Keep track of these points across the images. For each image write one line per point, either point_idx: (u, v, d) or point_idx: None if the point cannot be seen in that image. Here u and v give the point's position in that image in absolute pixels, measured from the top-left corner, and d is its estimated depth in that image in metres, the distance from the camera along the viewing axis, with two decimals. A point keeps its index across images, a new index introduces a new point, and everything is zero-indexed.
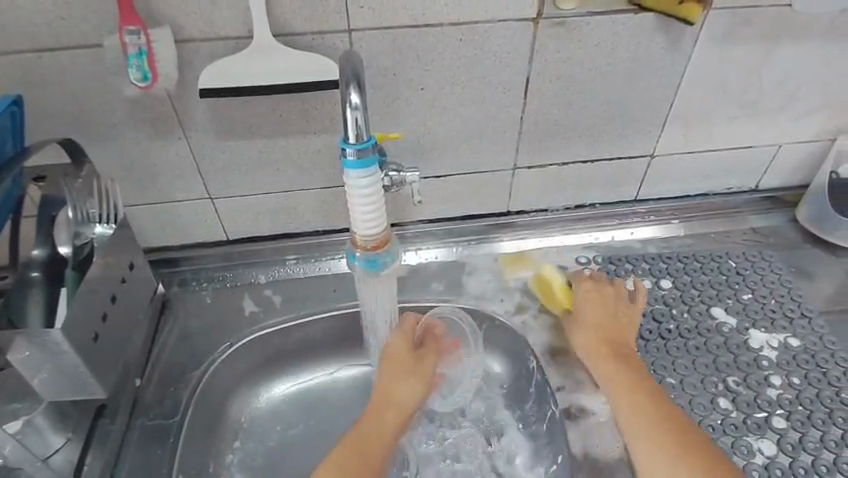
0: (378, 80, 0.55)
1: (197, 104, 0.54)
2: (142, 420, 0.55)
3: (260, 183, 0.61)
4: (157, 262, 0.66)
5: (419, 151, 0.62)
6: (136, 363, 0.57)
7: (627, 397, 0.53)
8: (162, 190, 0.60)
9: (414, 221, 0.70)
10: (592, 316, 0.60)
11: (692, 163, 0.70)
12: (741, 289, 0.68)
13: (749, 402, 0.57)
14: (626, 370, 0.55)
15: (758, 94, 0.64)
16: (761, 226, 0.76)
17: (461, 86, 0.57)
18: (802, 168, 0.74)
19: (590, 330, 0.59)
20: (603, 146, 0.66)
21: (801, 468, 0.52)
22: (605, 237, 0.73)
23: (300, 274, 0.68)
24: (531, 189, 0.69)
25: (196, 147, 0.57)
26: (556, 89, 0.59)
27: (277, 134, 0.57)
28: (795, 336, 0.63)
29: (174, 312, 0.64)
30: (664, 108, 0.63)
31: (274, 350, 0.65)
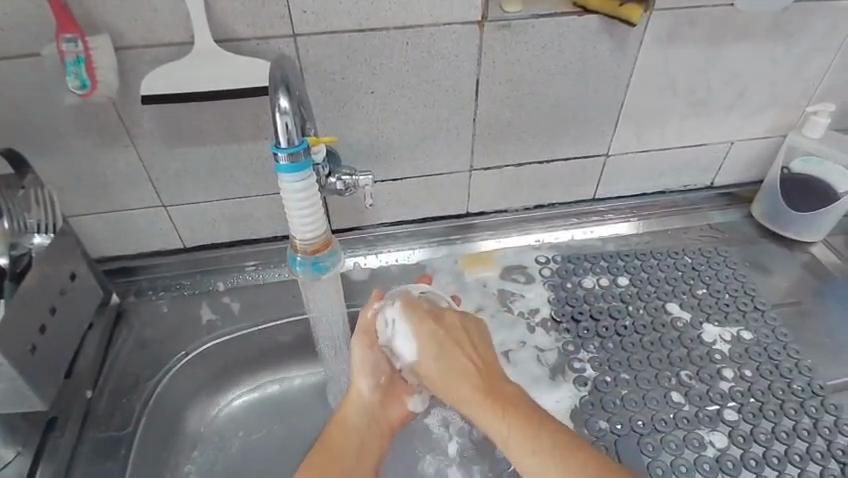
0: (327, 85, 0.55)
1: (144, 111, 0.53)
2: (93, 432, 0.54)
3: (213, 190, 0.60)
4: (114, 271, 0.65)
5: (374, 156, 0.62)
6: (87, 374, 0.56)
7: (517, 437, 0.45)
8: (113, 198, 0.59)
9: (374, 224, 0.69)
10: (449, 370, 0.50)
11: (647, 162, 0.71)
12: (697, 284, 0.69)
13: (702, 396, 0.58)
14: (504, 416, 0.46)
15: (707, 93, 0.66)
16: (718, 223, 0.78)
17: (413, 89, 0.58)
18: (756, 165, 0.75)
19: (457, 383, 0.50)
20: (557, 147, 0.67)
21: (751, 460, 0.53)
22: (564, 237, 0.74)
23: (259, 280, 0.68)
24: (490, 190, 0.69)
25: (145, 155, 0.56)
26: (506, 91, 0.60)
27: (228, 140, 0.57)
28: (748, 329, 0.64)
29: (128, 321, 0.64)
30: (615, 108, 0.64)
31: (234, 359, 0.64)
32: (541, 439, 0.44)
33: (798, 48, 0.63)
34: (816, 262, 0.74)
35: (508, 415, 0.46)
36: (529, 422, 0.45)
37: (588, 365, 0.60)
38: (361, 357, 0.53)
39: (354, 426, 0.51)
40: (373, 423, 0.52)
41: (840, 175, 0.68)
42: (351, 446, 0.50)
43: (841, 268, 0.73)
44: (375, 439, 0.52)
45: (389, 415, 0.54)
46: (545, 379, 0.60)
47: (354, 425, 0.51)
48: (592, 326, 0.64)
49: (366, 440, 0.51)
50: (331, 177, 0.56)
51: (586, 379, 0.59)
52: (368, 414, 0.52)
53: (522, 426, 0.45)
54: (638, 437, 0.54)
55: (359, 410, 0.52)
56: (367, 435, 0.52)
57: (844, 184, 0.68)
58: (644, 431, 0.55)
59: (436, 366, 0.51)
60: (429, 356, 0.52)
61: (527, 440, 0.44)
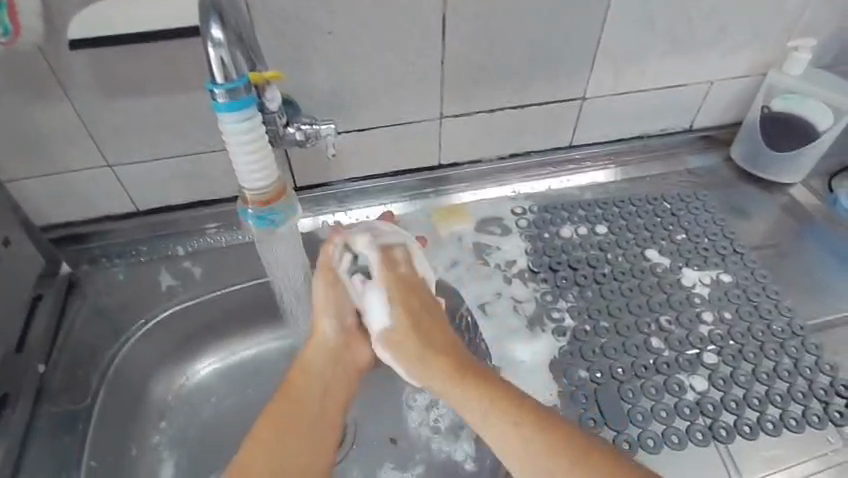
0: (278, 25, 0.51)
1: (74, 58, 0.48)
2: (48, 407, 0.51)
3: (163, 147, 0.56)
4: (61, 239, 0.60)
5: (336, 105, 0.58)
6: (36, 347, 0.53)
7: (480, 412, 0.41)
8: (51, 159, 0.54)
9: (341, 179, 0.66)
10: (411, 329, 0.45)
11: (625, 105, 0.68)
12: (675, 230, 0.67)
13: (681, 340, 0.57)
14: (474, 395, 0.41)
15: (688, 28, 0.62)
16: (696, 167, 0.76)
17: (374, 28, 0.53)
18: (736, 105, 0.73)
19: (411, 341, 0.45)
20: (532, 91, 0.63)
21: (732, 402, 0.53)
22: (541, 187, 0.72)
23: (222, 243, 0.64)
24: (462, 139, 0.66)
25: (83, 109, 0.51)
26: (475, 29, 0.56)
27: (173, 90, 0.52)
28: (727, 272, 0.63)
29: (82, 291, 0.60)
30: (592, 47, 0.61)
31: (198, 326, 0.61)
32: (520, 418, 0.40)
33: None
34: (794, 204, 0.73)
35: (481, 389, 0.41)
36: (485, 382, 0.42)
37: (566, 314, 0.59)
38: (323, 298, 0.48)
39: (317, 372, 0.47)
40: (341, 366, 0.48)
41: (822, 113, 0.67)
42: (316, 384, 0.46)
43: (819, 209, 0.73)
44: (344, 380, 0.48)
45: (355, 360, 0.49)
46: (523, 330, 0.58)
47: (318, 367, 0.47)
48: (570, 276, 0.62)
49: (332, 381, 0.47)
50: (289, 126, 0.52)
51: (564, 329, 0.58)
52: (333, 358, 0.48)
53: (477, 390, 0.41)
54: (618, 385, 0.53)
55: (323, 352, 0.48)
56: (334, 376, 0.48)
57: (825, 122, 0.67)
58: (624, 378, 0.54)
59: (407, 327, 0.45)
60: (403, 319, 0.45)
61: (504, 422, 0.40)
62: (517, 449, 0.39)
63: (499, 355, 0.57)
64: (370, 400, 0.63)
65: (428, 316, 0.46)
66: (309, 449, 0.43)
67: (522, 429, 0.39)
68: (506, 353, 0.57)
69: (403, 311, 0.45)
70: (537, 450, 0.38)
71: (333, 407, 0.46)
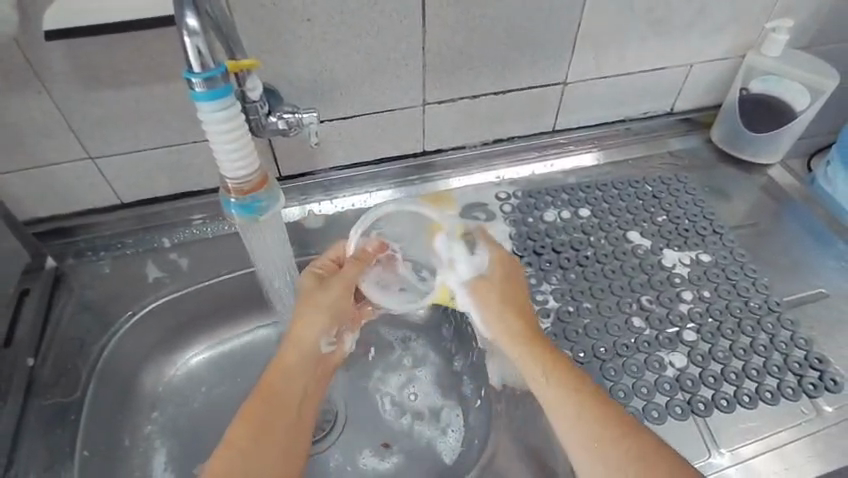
0: (258, 14, 0.50)
1: (51, 50, 0.47)
2: (38, 400, 0.51)
3: (145, 138, 0.56)
4: (46, 233, 0.60)
5: (318, 93, 0.58)
6: (23, 342, 0.53)
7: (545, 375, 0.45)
8: (32, 153, 0.54)
9: (326, 168, 0.66)
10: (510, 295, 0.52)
11: (606, 89, 0.69)
12: (657, 212, 0.68)
13: (661, 319, 0.58)
14: (535, 357, 0.47)
15: (667, 11, 0.63)
16: (677, 150, 0.77)
17: (354, 15, 0.53)
18: (716, 87, 0.74)
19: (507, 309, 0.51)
20: (513, 76, 0.63)
21: (710, 377, 0.54)
22: (525, 172, 0.72)
23: (209, 234, 0.64)
24: (446, 125, 0.66)
25: (61, 102, 0.51)
26: (455, 15, 0.56)
27: (154, 81, 0.52)
28: (707, 252, 0.64)
29: (68, 285, 0.60)
30: (572, 31, 0.61)
31: (186, 316, 0.62)
32: (565, 377, 0.44)
33: None
34: (773, 184, 0.75)
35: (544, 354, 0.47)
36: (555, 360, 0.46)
37: (551, 296, 0.60)
38: (351, 277, 0.52)
39: (295, 371, 0.46)
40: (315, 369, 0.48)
41: (798, 93, 0.68)
42: (290, 387, 0.45)
43: (798, 189, 0.74)
44: (318, 383, 0.48)
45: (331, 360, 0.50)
46: None
47: (297, 367, 0.46)
48: (554, 259, 0.63)
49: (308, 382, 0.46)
50: (271, 115, 0.52)
51: (548, 311, 0.59)
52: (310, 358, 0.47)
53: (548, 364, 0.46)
54: (600, 364, 0.55)
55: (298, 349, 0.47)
56: (311, 379, 0.47)
57: (803, 102, 0.68)
58: (606, 357, 0.55)
59: (499, 284, 0.52)
60: (499, 276, 0.53)
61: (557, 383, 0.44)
62: (562, 403, 0.43)
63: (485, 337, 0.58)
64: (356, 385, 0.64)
65: (519, 282, 0.53)
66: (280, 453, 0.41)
67: (564, 387, 0.44)
68: None
69: (499, 270, 0.53)
70: (570, 404, 0.43)
71: (308, 409, 0.45)
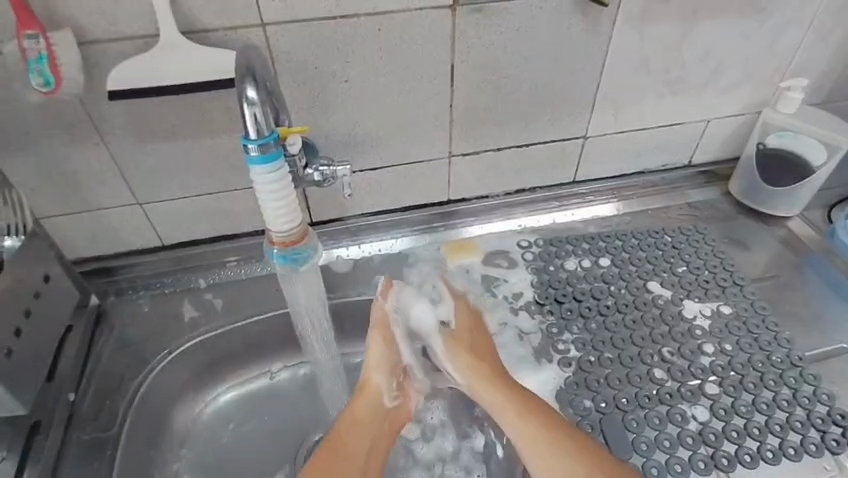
0: (300, 76, 0.55)
1: (112, 106, 0.52)
2: (77, 434, 0.54)
3: (190, 186, 0.60)
4: (91, 272, 0.64)
5: (351, 146, 0.62)
6: (69, 376, 0.56)
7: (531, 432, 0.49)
8: (86, 198, 0.58)
9: (355, 214, 0.69)
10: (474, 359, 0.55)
11: (625, 142, 0.72)
12: (677, 262, 0.70)
13: (683, 371, 0.58)
14: (508, 408, 0.51)
15: (682, 71, 0.66)
16: (696, 201, 0.79)
17: (387, 76, 0.57)
18: (732, 142, 0.76)
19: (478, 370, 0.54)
20: (536, 130, 0.67)
21: (733, 432, 0.54)
22: (546, 220, 0.75)
23: (242, 276, 0.67)
24: (470, 176, 0.69)
25: (117, 153, 0.55)
26: (482, 75, 0.60)
27: (203, 135, 0.56)
28: (727, 304, 0.65)
29: (109, 322, 0.63)
30: (591, 90, 0.65)
31: (217, 355, 0.64)
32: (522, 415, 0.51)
33: (770, 23, 0.63)
34: (792, 236, 0.75)
35: (528, 418, 0.50)
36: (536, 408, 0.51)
37: (571, 346, 0.61)
38: (387, 352, 0.54)
39: (364, 421, 0.52)
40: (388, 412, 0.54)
41: (813, 146, 0.70)
42: (364, 443, 0.51)
43: (817, 240, 0.75)
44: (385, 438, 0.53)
45: (397, 415, 0.55)
46: (530, 360, 0.60)
47: (365, 420, 0.52)
48: (575, 308, 0.64)
49: (377, 439, 0.52)
50: (308, 168, 0.55)
51: (569, 359, 0.60)
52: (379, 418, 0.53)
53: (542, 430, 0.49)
54: (622, 415, 0.55)
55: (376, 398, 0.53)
56: (378, 435, 0.52)
57: (818, 155, 0.70)
58: (628, 408, 0.55)
59: (470, 372, 0.54)
60: (461, 356, 0.54)
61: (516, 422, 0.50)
62: (531, 449, 0.49)
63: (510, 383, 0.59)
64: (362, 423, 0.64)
65: (477, 329, 0.58)
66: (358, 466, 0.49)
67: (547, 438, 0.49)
68: None
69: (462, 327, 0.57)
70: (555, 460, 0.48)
71: (377, 457, 0.51)
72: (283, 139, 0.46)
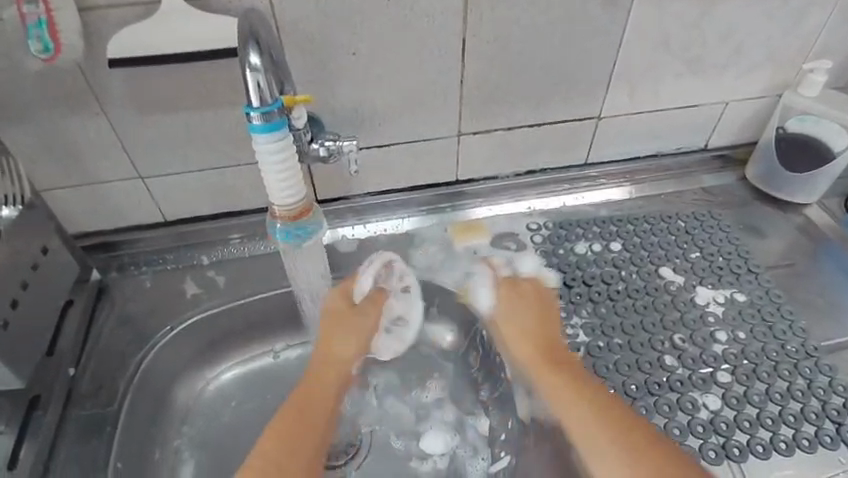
0: (306, 47, 0.53)
1: (113, 76, 0.50)
2: (77, 411, 0.53)
3: (193, 161, 0.58)
4: (93, 247, 0.63)
5: (358, 122, 0.60)
6: (69, 352, 0.55)
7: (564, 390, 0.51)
8: (88, 171, 0.57)
9: (361, 193, 0.68)
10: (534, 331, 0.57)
11: (639, 124, 0.69)
12: (690, 247, 0.68)
13: (694, 359, 0.57)
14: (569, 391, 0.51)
15: (702, 50, 0.63)
16: (710, 187, 0.77)
17: (396, 50, 0.55)
18: (750, 125, 0.74)
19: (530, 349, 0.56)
20: (549, 111, 0.65)
21: (745, 421, 0.53)
22: (556, 203, 0.73)
23: (245, 254, 0.66)
24: (480, 155, 0.67)
25: (119, 125, 0.54)
26: (495, 50, 0.58)
27: (206, 108, 0.54)
28: (741, 291, 0.63)
29: (111, 297, 0.62)
30: (607, 68, 0.62)
31: (220, 332, 0.63)
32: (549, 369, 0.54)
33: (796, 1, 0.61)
34: (809, 224, 0.73)
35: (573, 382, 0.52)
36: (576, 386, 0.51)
37: (580, 330, 0.59)
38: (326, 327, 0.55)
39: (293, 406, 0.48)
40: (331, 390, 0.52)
41: (836, 132, 0.67)
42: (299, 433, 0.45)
43: (835, 229, 0.73)
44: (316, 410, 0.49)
45: (314, 388, 0.51)
46: None
47: (297, 407, 0.48)
48: (585, 292, 0.62)
49: (307, 415, 0.47)
50: (313, 143, 0.54)
51: (578, 344, 0.58)
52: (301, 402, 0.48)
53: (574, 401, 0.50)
54: (632, 401, 0.54)
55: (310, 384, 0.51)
56: (309, 412, 0.48)
57: (841, 140, 0.67)
58: (637, 394, 0.54)
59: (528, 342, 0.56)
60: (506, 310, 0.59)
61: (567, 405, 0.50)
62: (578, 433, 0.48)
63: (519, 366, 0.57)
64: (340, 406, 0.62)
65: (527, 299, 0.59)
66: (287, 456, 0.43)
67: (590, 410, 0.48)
68: (524, 367, 0.57)
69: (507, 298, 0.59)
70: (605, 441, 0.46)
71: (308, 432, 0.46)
72: (288, 108, 0.44)
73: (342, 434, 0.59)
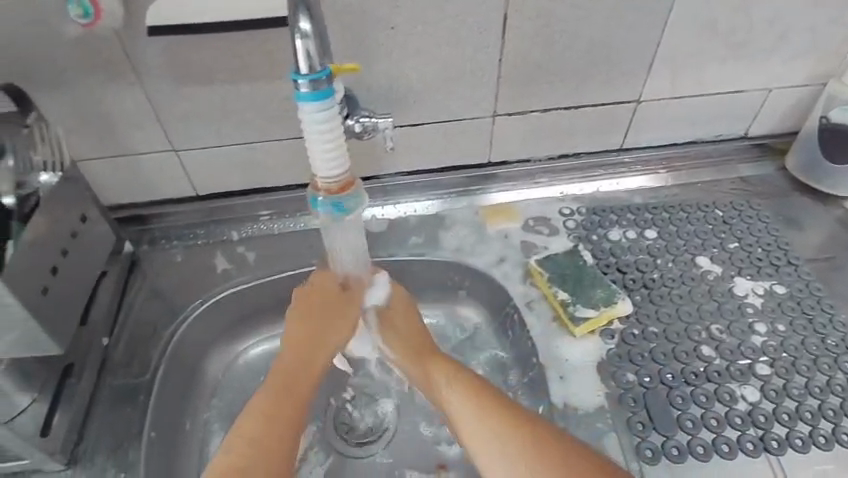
0: (345, 20, 0.52)
1: (150, 45, 0.50)
2: (110, 380, 0.54)
3: (225, 134, 0.58)
4: (125, 220, 0.63)
5: (393, 99, 0.59)
6: (103, 322, 0.55)
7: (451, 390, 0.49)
8: (122, 142, 0.56)
9: (392, 173, 0.67)
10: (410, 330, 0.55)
11: (679, 109, 0.67)
12: (728, 237, 0.66)
13: (732, 350, 0.56)
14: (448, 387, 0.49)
15: (750, 33, 0.61)
16: (752, 177, 0.74)
17: (436, 25, 0.54)
18: (795, 113, 0.71)
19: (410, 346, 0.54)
20: (587, 92, 0.63)
21: (784, 414, 0.52)
22: (590, 188, 0.71)
23: (274, 231, 0.65)
24: (514, 137, 0.66)
25: (154, 96, 0.53)
26: (536, 27, 0.56)
27: (241, 80, 0.54)
28: (780, 283, 0.62)
29: (142, 270, 0.62)
30: (650, 50, 0.60)
31: (250, 308, 0.63)
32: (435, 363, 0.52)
33: None
34: None
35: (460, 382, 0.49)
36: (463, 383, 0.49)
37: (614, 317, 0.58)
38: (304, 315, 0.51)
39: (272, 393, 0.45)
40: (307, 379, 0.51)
41: None
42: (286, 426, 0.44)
43: None
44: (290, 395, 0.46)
45: (288, 369, 0.48)
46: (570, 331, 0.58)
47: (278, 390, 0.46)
48: (619, 279, 0.61)
49: (281, 395, 0.45)
50: (348, 119, 0.52)
51: (613, 331, 0.57)
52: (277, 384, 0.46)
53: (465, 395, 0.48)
54: (668, 390, 0.53)
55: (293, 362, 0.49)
56: (279, 394, 0.45)
57: None
58: (674, 383, 0.53)
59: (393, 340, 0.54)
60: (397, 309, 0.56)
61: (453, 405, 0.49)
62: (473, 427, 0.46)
63: (552, 351, 0.56)
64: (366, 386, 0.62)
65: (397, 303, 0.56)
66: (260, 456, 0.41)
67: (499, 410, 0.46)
68: (558, 352, 0.56)
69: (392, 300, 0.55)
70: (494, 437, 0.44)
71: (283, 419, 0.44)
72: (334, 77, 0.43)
73: (369, 414, 0.60)
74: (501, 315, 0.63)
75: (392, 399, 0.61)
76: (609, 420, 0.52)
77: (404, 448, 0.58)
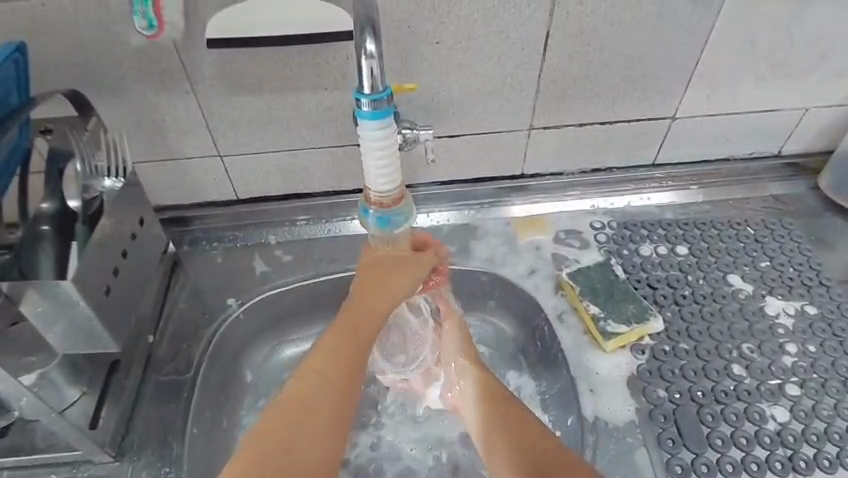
0: (392, 34, 0.53)
1: (205, 56, 0.52)
2: (155, 375, 0.56)
3: (269, 141, 0.59)
4: (169, 220, 0.65)
5: (433, 111, 0.60)
6: (149, 319, 0.57)
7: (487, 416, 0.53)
8: (171, 146, 0.58)
9: (426, 182, 0.68)
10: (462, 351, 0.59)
11: (715, 127, 0.68)
12: (759, 256, 0.66)
13: (763, 370, 0.56)
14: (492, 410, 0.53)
15: (789, 53, 0.61)
16: (782, 194, 0.74)
17: (479, 41, 0.55)
18: (830, 133, 0.71)
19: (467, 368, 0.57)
20: (622, 108, 0.64)
21: (813, 435, 0.52)
22: (621, 203, 0.72)
23: (309, 236, 0.67)
24: (548, 151, 0.67)
25: (205, 103, 0.55)
26: (576, 45, 0.57)
27: (288, 91, 0.55)
28: (812, 304, 0.62)
29: (184, 269, 0.64)
30: (688, 68, 0.61)
31: (285, 311, 0.64)
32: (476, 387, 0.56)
33: None
34: None
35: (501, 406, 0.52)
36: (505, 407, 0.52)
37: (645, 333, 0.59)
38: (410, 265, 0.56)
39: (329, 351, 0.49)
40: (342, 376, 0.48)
41: None
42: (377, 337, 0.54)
43: None
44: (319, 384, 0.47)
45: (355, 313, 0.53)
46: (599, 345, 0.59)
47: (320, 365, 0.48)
48: (650, 295, 0.62)
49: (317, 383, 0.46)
50: None
51: (643, 346, 0.58)
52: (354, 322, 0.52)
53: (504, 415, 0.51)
54: (697, 407, 0.53)
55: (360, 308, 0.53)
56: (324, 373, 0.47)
57: None
58: (703, 401, 0.54)
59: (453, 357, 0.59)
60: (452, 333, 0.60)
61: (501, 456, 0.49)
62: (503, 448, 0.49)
63: (582, 366, 0.57)
64: (394, 391, 0.63)
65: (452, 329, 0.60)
66: (324, 404, 0.45)
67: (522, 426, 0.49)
68: (589, 365, 0.57)
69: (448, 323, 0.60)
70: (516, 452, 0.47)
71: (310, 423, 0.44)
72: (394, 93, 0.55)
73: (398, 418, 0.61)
74: (531, 326, 0.64)
75: (419, 404, 0.62)
76: (637, 434, 0.53)
77: (430, 452, 0.59)
